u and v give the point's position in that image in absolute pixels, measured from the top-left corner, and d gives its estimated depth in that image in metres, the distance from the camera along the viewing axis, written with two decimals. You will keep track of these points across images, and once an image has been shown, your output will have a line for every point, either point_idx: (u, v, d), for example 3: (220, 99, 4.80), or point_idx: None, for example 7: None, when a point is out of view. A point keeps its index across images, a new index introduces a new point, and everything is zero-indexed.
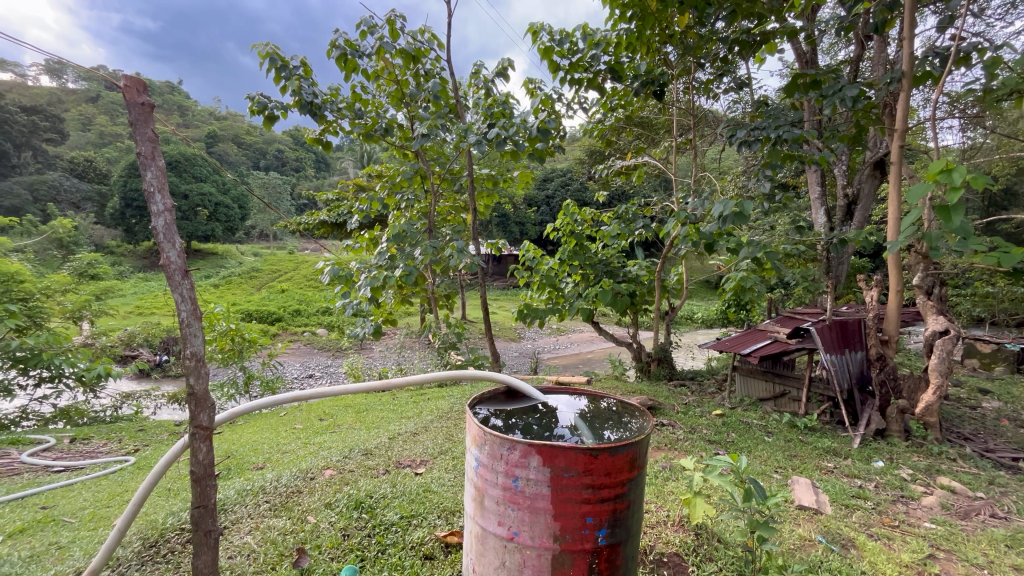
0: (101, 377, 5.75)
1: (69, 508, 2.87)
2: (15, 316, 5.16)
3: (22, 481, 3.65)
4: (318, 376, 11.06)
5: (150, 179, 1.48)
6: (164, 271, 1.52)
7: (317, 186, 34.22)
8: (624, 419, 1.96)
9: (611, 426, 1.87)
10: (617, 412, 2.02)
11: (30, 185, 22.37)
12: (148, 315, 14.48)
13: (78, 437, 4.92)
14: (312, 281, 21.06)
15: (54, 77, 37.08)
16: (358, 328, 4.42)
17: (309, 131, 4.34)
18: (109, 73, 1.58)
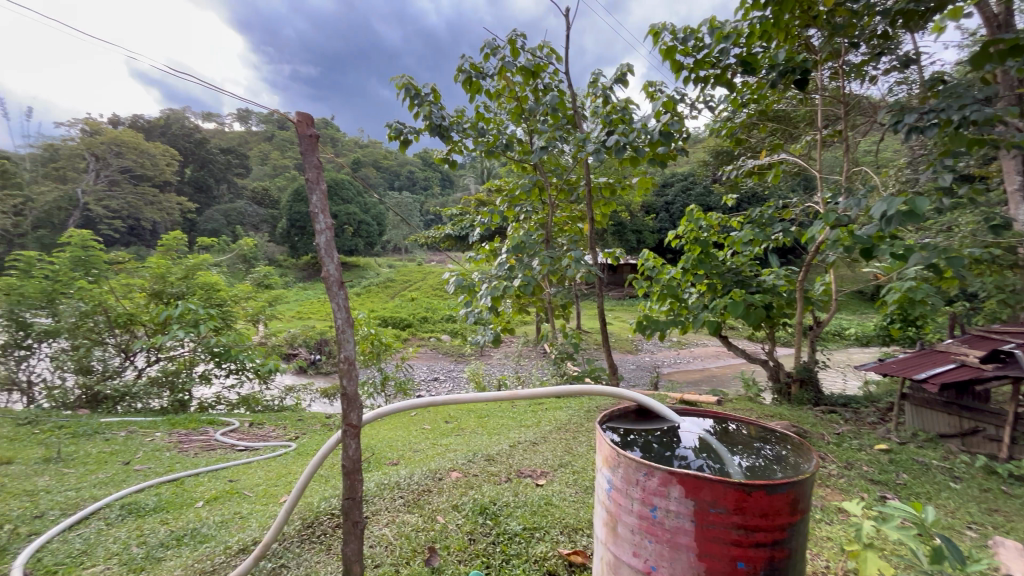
0: (272, 371, 6.79)
1: (248, 483, 3.40)
2: (213, 318, 6.36)
3: (215, 456, 4.43)
4: (442, 380, 11.81)
5: (315, 202, 1.68)
6: (324, 283, 1.71)
7: (442, 202, 36.92)
8: (756, 446, 1.78)
9: (743, 452, 1.71)
10: (749, 437, 1.85)
11: (225, 212, 27.59)
12: (307, 320, 16.86)
13: (254, 422, 5.85)
14: (437, 290, 22.68)
15: (242, 123, 45.38)
16: (478, 336, 4.59)
17: (438, 152, 4.64)
18: (285, 115, 1.85)
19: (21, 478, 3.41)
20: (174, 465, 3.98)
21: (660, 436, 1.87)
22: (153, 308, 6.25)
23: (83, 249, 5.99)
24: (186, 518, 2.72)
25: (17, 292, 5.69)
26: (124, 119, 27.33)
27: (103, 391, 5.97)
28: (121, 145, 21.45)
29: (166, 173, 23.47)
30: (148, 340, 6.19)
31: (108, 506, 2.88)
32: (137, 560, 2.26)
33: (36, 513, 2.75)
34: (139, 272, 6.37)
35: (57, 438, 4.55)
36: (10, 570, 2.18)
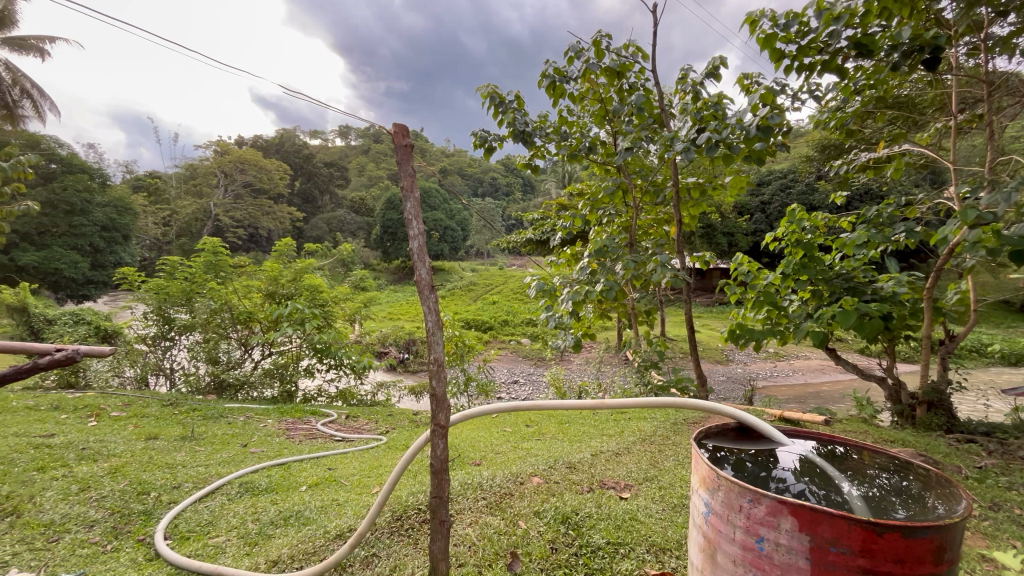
0: (366, 368, 7.26)
1: (345, 472, 3.65)
2: (316, 317, 6.95)
3: (316, 444, 4.83)
4: (522, 383, 11.92)
5: (409, 209, 1.76)
6: (417, 287, 1.77)
7: (523, 207, 37.36)
8: (870, 474, 1.59)
9: (857, 480, 1.52)
10: (861, 464, 1.65)
11: (328, 221, 30.20)
12: (396, 321, 17.92)
13: (350, 414, 6.29)
14: (518, 294, 22.98)
15: (343, 138, 49.47)
16: (559, 341, 4.54)
17: (521, 158, 4.69)
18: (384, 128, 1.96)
19: (165, 452, 3.96)
20: (283, 450, 4.39)
21: (758, 456, 1.72)
22: (268, 307, 6.96)
23: (214, 254, 6.84)
24: (291, 500, 2.98)
25: (164, 291, 6.64)
26: (247, 140, 31.01)
27: (227, 379, 6.77)
28: (244, 163, 24.36)
29: (280, 186, 26.23)
30: (263, 335, 6.91)
31: (230, 483, 3.24)
32: (252, 535, 2.52)
33: (175, 484, 3.17)
34: (257, 274, 7.14)
35: (191, 419, 5.22)
36: (154, 532, 2.53)
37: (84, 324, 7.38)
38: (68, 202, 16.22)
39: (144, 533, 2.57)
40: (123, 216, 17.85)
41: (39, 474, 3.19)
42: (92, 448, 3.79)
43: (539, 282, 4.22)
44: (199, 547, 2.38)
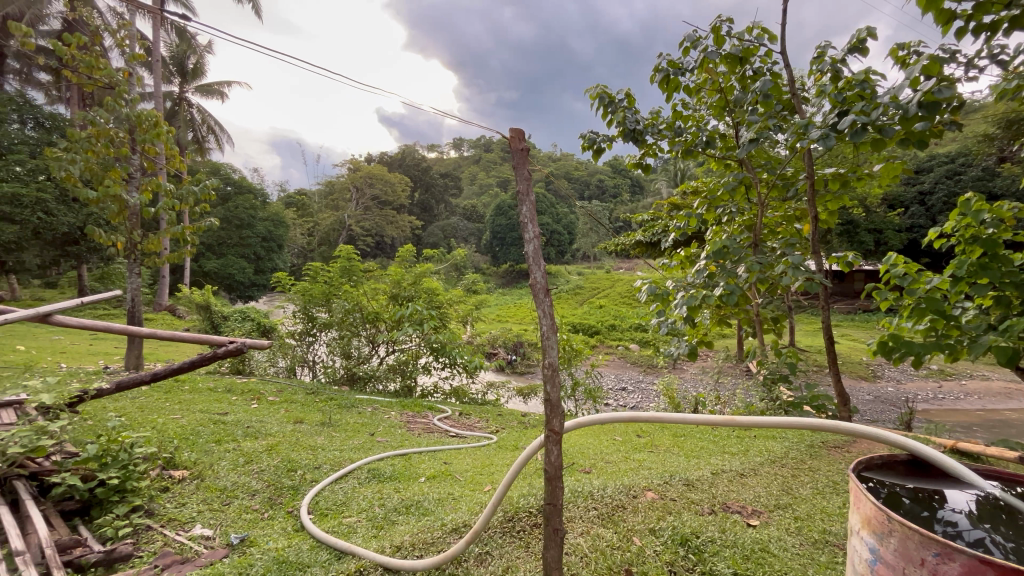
0: (477, 368, 7.56)
1: (459, 468, 3.81)
2: (433, 318, 7.42)
3: (433, 438, 5.13)
4: (630, 391, 11.50)
5: (525, 212, 1.78)
6: (532, 289, 1.78)
7: (631, 209, 36.06)
8: None
9: None
10: None
11: (443, 228, 32.18)
12: (505, 323, 18.46)
13: (463, 412, 6.60)
14: (626, 298, 22.22)
15: (457, 150, 52.39)
16: (672, 348, 4.28)
17: (630, 158, 4.50)
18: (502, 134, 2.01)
19: (308, 435, 4.49)
20: (404, 441, 4.74)
21: (920, 494, 1.50)
22: (391, 308, 7.59)
23: (348, 260, 7.64)
24: (412, 490, 3.18)
25: (308, 293, 7.58)
26: (375, 157, 34.31)
27: (357, 373, 7.51)
28: (373, 178, 26.92)
29: (402, 198, 28.53)
30: (387, 334, 7.54)
31: (360, 468, 3.58)
32: (378, 519, 2.73)
33: (316, 464, 3.57)
34: (383, 278, 7.82)
35: (329, 407, 5.88)
36: (300, 506, 2.87)
37: (249, 320, 8.71)
38: (239, 217, 19.27)
39: (292, 505, 2.92)
40: (280, 228, 20.79)
41: (217, 445, 3.81)
42: (254, 427, 4.44)
43: (651, 286, 4.01)
44: (335, 525, 2.64)
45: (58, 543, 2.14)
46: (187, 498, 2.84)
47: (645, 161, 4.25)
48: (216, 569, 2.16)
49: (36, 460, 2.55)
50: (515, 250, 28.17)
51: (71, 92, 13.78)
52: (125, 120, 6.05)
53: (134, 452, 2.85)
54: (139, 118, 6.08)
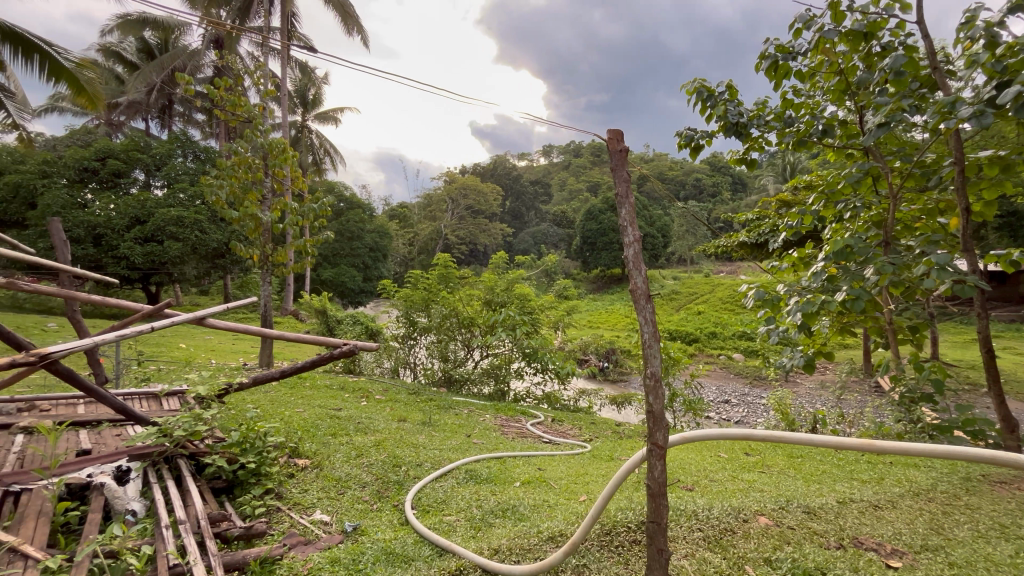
0: (569, 374, 7.51)
1: (554, 475, 3.79)
2: (525, 324, 7.52)
3: (527, 443, 5.18)
4: (734, 404, 10.68)
5: (625, 215, 1.76)
6: (633, 295, 1.74)
7: (733, 208, 33.58)
8: None
9: None
10: None
11: (533, 235, 32.52)
12: (596, 329, 18.15)
13: (555, 418, 6.58)
14: (729, 303, 20.66)
15: (546, 157, 52.83)
16: (783, 360, 3.86)
17: (732, 153, 4.15)
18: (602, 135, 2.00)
19: (411, 433, 4.76)
20: (499, 444, 4.84)
21: None
22: (486, 313, 7.80)
23: (445, 268, 8.03)
24: (507, 494, 3.22)
25: (410, 299, 8.09)
26: (469, 169, 35.75)
27: (454, 375, 7.83)
28: (467, 189, 28.09)
29: (494, 207, 29.38)
30: (482, 339, 7.76)
31: (459, 468, 3.71)
32: (476, 520, 2.81)
33: (419, 461, 3.76)
34: (478, 285, 8.09)
35: (429, 407, 6.20)
36: (404, 501, 3.04)
37: (359, 324, 9.50)
38: (350, 230, 21.18)
39: (397, 500, 3.10)
40: (384, 239, 22.46)
41: (333, 438, 4.19)
42: (364, 423, 4.81)
43: (759, 292, 3.55)
44: (436, 522, 2.76)
45: (210, 516, 2.48)
46: (309, 484, 3.14)
47: (750, 156, 3.88)
48: (334, 554, 2.36)
49: (193, 442, 2.98)
50: (607, 255, 27.53)
51: (220, 128, 16.16)
52: (261, 148, 7.00)
53: (267, 440, 3.22)
54: (271, 145, 6.99)
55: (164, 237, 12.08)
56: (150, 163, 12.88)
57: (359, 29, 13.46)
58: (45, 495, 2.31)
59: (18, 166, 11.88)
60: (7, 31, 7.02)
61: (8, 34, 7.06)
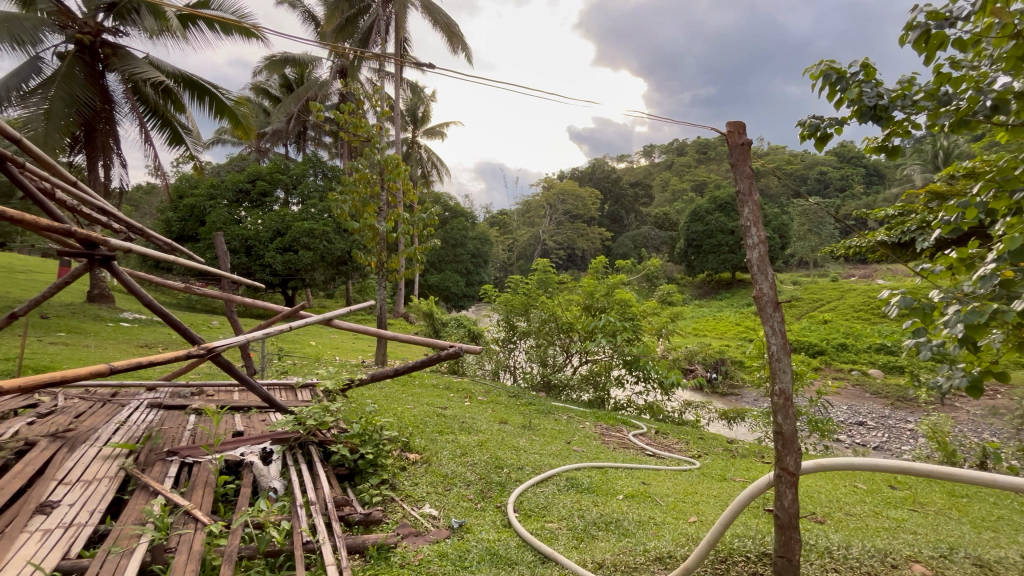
0: (674, 385, 7.14)
1: (660, 491, 3.60)
2: (627, 330, 7.25)
3: (629, 454, 4.99)
4: (871, 427, 9.30)
5: (748, 214, 1.87)
6: (760, 302, 1.83)
7: (868, 204, 29.48)
8: None
9: None
10: None
11: (633, 238, 31.46)
12: (702, 338, 17.02)
13: (659, 430, 6.26)
14: (863, 311, 18.08)
15: (647, 158, 50.87)
16: (938, 379, 3.24)
17: (867, 141, 3.61)
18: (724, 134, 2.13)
19: (512, 436, 4.82)
20: (599, 453, 4.72)
21: None
22: (585, 318, 7.66)
23: (545, 273, 8.08)
24: (610, 507, 3.12)
25: (511, 304, 8.28)
26: (567, 174, 35.66)
27: (553, 380, 7.85)
28: (565, 194, 28.00)
29: (592, 211, 28.96)
30: (582, 344, 7.64)
31: (560, 474, 3.68)
32: (578, 530, 2.76)
33: (520, 465, 3.80)
34: (577, 290, 7.99)
35: (529, 411, 6.25)
36: (507, 503, 3.08)
37: (463, 327, 9.92)
38: (454, 237, 22.31)
39: (500, 501, 3.16)
40: (485, 246, 23.32)
41: (440, 435, 4.41)
42: (468, 423, 4.99)
43: (905, 298, 2.88)
44: (538, 528, 2.76)
45: (336, 500, 2.74)
46: (419, 478, 3.33)
47: (891, 143, 3.28)
48: (442, 549, 2.47)
49: (322, 430, 3.32)
50: (714, 258, 25.70)
51: (344, 149, 18.00)
52: (378, 165, 7.67)
53: (383, 433, 3.47)
54: (386, 161, 7.61)
55: (298, 247, 13.71)
56: (289, 182, 14.70)
57: (463, 47, 14.12)
58: (209, 468, 2.72)
59: (193, 190, 14.30)
60: (188, 79, 8.55)
61: (189, 81, 8.61)
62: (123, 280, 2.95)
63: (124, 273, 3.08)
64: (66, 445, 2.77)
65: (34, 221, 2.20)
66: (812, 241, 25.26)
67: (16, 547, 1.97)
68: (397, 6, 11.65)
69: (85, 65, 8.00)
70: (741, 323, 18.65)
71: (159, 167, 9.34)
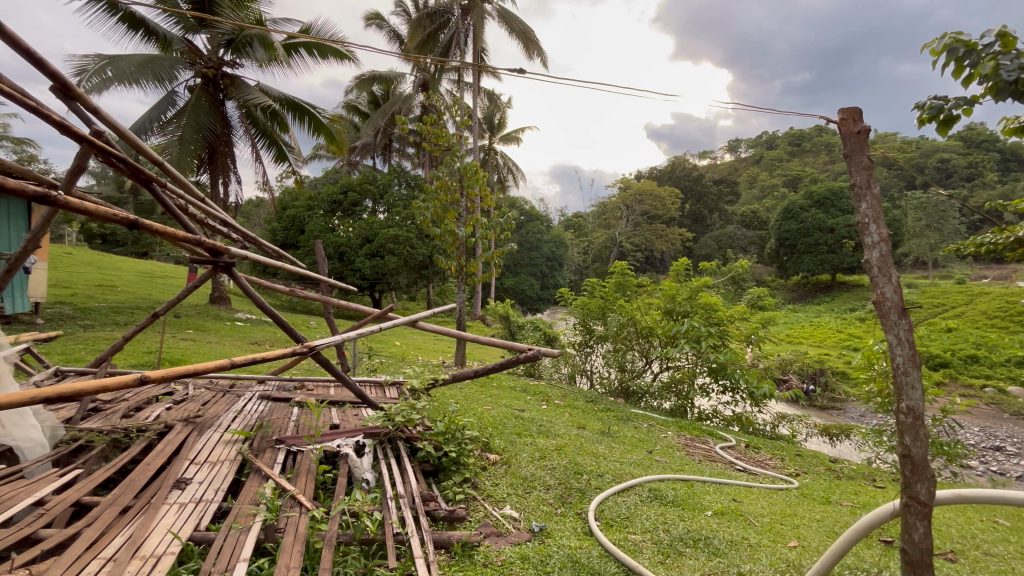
0: (766, 396, 6.62)
1: (752, 510, 3.34)
2: (712, 336, 6.84)
3: (717, 468, 4.69)
4: (1012, 453, 7.97)
5: (866, 209, 1.79)
6: (882, 308, 1.75)
7: (1005, 193, 25.41)
8: None
9: None
10: None
11: (717, 238, 29.64)
12: (797, 345, 15.62)
13: (750, 444, 5.82)
14: (1000, 319, 15.55)
15: (732, 153, 47.79)
16: None
17: (1007, 119, 3.09)
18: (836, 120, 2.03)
19: (590, 442, 4.74)
20: (684, 465, 4.49)
21: None
22: (666, 323, 7.35)
23: (623, 275, 7.85)
24: (698, 523, 2.95)
25: (587, 307, 8.16)
26: (644, 173, 34.54)
27: (632, 387, 7.62)
28: (642, 194, 27.08)
29: (672, 211, 27.74)
30: (662, 350, 7.34)
31: (642, 484, 3.55)
32: (663, 544, 2.64)
33: (599, 472, 3.72)
34: (657, 293, 7.68)
35: (608, 417, 6.11)
36: (587, 510, 3.03)
37: (539, 330, 9.95)
38: (530, 241, 22.48)
39: (581, 507, 3.11)
40: (560, 249, 23.25)
41: (519, 437, 4.45)
42: (546, 426, 4.99)
43: None
44: (621, 539, 2.68)
45: (422, 495, 2.86)
46: (500, 479, 3.38)
47: None
48: (524, 551, 2.48)
49: (409, 427, 3.49)
50: (810, 259, 23.51)
51: (425, 158, 18.86)
52: (457, 172, 7.93)
53: (465, 432, 3.55)
54: (465, 168, 7.83)
55: (385, 252, 14.55)
56: (376, 192, 15.65)
57: (539, 52, 14.20)
58: (311, 458, 2.96)
59: (294, 202, 15.75)
60: (291, 101, 9.41)
61: (292, 104, 9.48)
62: (240, 284, 3.30)
63: (241, 278, 3.44)
64: (195, 430, 3.15)
65: (172, 233, 2.52)
66: (932, 238, 22.23)
67: (159, 516, 2.27)
68: (475, 17, 11.97)
69: (209, 96, 9.12)
70: (843, 330, 16.87)
71: (267, 182, 10.38)
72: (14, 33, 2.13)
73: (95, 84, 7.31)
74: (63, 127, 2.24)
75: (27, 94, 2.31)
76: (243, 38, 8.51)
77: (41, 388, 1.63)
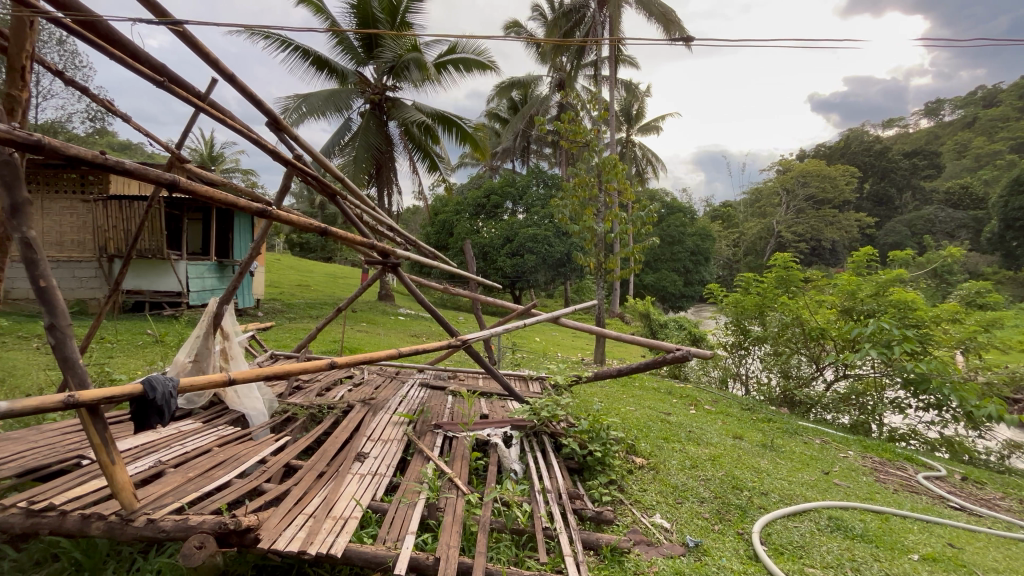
0: (992, 419, 5.23)
1: (980, 561, 2.65)
2: (910, 341, 5.61)
3: (920, 501, 3.84)
4: None
5: None
6: None
7: None
8: None
9: None
10: None
11: (910, 222, 24.27)
12: None
13: (969, 476, 4.65)
14: None
15: (932, 118, 38.81)
16: None
17: None
18: None
19: (750, 455, 4.26)
20: (873, 493, 3.76)
21: None
22: (844, 323, 6.30)
23: (786, 269, 6.89)
24: (899, 567, 2.44)
25: (741, 305, 7.35)
26: (809, 153, 30.12)
27: (798, 396, 6.66)
28: (808, 176, 23.56)
29: (846, 193, 23.68)
30: (840, 355, 6.28)
31: (819, 510, 3.06)
32: None
33: (764, 491, 3.30)
34: (831, 288, 6.61)
35: (769, 429, 5.43)
36: (751, 531, 2.70)
37: (684, 330, 9.30)
38: (671, 235, 21.20)
39: (742, 528, 2.79)
40: (707, 242, 21.53)
41: (666, 442, 4.18)
42: (696, 433, 4.62)
43: None
44: (796, 571, 2.35)
45: (569, 492, 2.85)
46: (648, 485, 3.22)
47: None
48: (678, 567, 2.32)
49: (553, 423, 3.51)
50: None
51: (563, 156, 19.01)
52: (595, 167, 7.81)
53: (610, 433, 3.44)
54: (603, 163, 7.68)
55: (524, 251, 15.00)
56: (516, 194, 16.20)
57: (681, 31, 13.20)
58: (465, 444, 3.17)
59: (444, 208, 17.20)
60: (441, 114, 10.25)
61: (442, 117, 10.32)
62: (404, 284, 3.66)
63: (405, 277, 3.82)
64: (370, 410, 3.60)
65: (351, 238, 2.90)
66: None
67: (346, 483, 2.64)
68: (613, 7, 11.64)
69: (376, 118, 10.42)
70: None
71: (422, 191, 11.48)
72: (243, 82, 2.66)
73: (296, 119, 8.87)
74: (274, 154, 2.73)
75: (251, 130, 2.87)
76: (402, 63, 9.51)
77: (263, 367, 2.01)
